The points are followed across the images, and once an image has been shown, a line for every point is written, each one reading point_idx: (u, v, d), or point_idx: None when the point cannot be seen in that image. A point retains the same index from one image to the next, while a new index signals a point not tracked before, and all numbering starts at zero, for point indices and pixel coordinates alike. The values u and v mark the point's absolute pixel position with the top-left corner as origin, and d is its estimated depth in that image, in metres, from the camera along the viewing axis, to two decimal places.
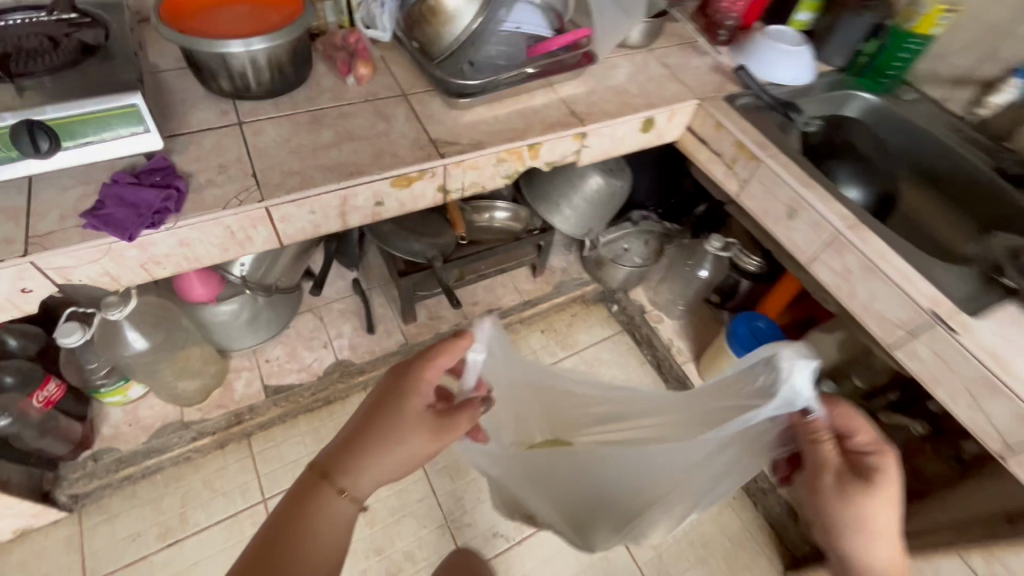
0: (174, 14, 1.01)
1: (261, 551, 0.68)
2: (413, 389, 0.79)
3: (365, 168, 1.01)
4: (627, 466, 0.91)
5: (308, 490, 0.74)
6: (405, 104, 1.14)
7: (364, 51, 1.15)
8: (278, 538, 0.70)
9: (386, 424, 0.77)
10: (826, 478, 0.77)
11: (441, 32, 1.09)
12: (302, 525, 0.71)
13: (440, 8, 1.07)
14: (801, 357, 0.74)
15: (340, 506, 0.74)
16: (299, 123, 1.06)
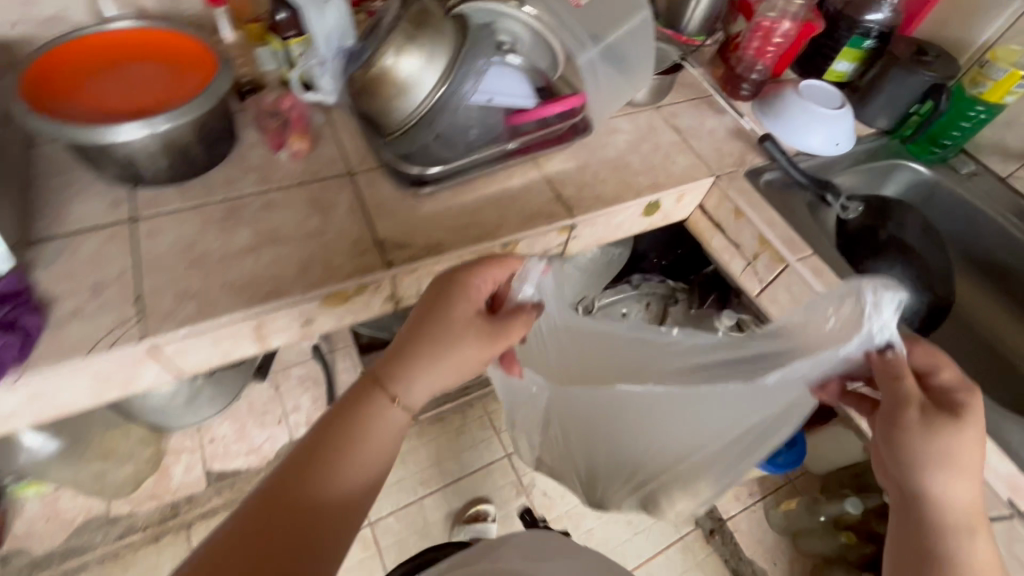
0: (46, 84, 0.79)
1: (294, 469, 0.58)
2: (464, 293, 0.68)
3: (286, 285, 0.79)
4: (668, 414, 0.80)
5: (355, 399, 0.64)
6: (349, 188, 0.92)
7: (301, 120, 0.93)
8: (310, 454, 0.59)
9: (434, 331, 0.66)
10: (909, 414, 0.63)
11: (391, 104, 0.85)
12: (340, 445, 0.60)
13: (388, 77, 0.82)
14: (885, 291, 0.66)
15: (386, 420, 0.63)
16: (209, 219, 0.84)
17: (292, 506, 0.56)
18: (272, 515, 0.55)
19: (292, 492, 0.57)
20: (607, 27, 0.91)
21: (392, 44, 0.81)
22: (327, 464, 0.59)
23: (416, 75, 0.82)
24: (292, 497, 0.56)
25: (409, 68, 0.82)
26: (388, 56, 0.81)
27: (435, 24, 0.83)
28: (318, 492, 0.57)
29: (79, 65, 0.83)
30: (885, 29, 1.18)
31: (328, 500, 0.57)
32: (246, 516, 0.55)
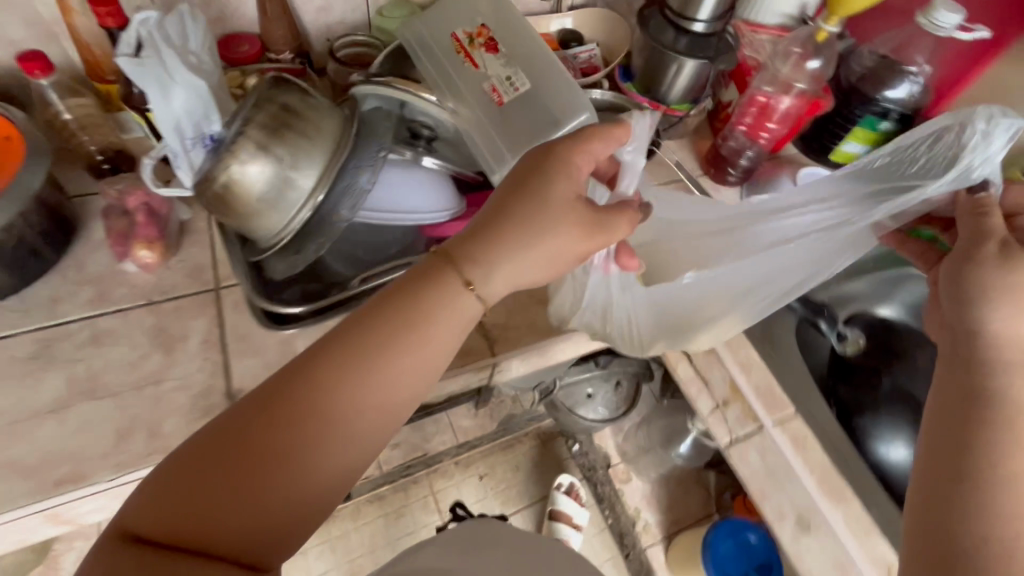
0: None
1: (318, 364, 0.44)
2: (564, 170, 0.52)
3: (89, 468, 0.61)
4: (713, 285, 0.69)
5: (423, 278, 0.50)
6: (209, 311, 0.73)
7: (151, 222, 0.73)
8: (346, 346, 0.45)
9: (526, 211, 0.51)
10: (985, 247, 0.48)
11: (246, 222, 0.66)
12: (389, 338, 0.46)
13: (238, 193, 0.62)
14: (1001, 119, 0.51)
15: (458, 306, 0.49)
16: (12, 359, 0.66)
17: (314, 409, 0.43)
18: (291, 414, 0.42)
19: (320, 391, 0.43)
20: (532, 131, 0.65)
21: (235, 145, 0.61)
22: (368, 363, 0.45)
23: (270, 185, 0.63)
24: (313, 400, 0.43)
25: (259, 178, 0.62)
26: (227, 162, 0.61)
27: (300, 118, 0.63)
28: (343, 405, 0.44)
29: None
30: (907, 111, 0.97)
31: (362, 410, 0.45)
32: (257, 406, 0.42)
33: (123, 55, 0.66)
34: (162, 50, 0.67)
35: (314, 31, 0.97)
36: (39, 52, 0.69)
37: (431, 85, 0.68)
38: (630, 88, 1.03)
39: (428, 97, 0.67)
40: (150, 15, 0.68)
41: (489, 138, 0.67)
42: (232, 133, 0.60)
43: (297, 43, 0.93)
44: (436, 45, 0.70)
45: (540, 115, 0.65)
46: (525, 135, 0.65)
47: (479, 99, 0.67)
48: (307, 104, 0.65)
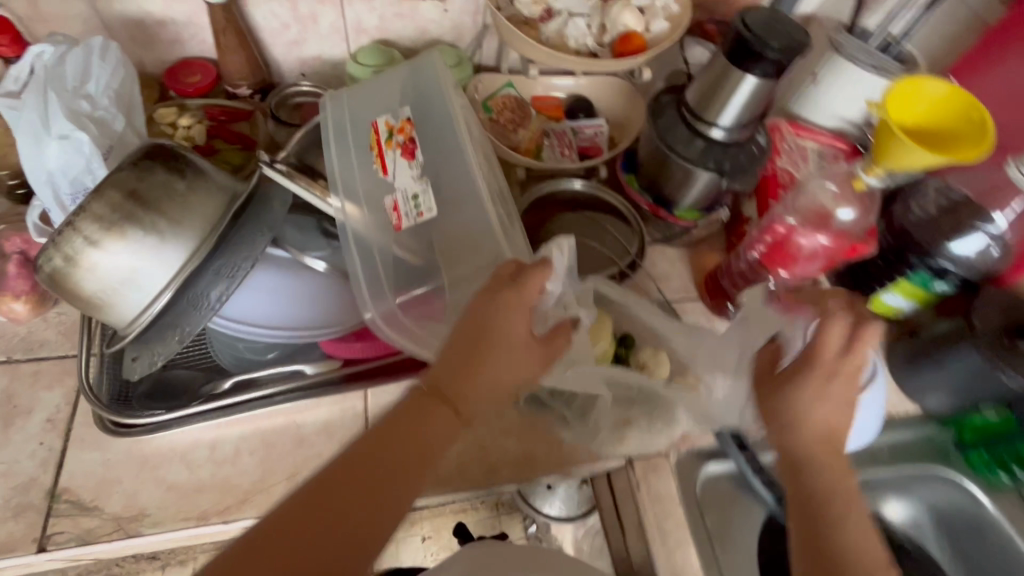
0: None
1: (349, 475, 0.43)
2: (515, 306, 0.47)
3: None
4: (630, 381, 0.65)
5: (407, 407, 0.46)
6: (65, 384, 0.65)
7: (25, 272, 0.65)
8: (373, 457, 0.44)
9: (496, 334, 0.46)
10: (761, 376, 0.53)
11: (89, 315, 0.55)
12: (420, 446, 0.45)
13: (68, 286, 0.51)
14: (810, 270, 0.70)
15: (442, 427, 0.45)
16: None
17: (347, 520, 0.41)
18: (323, 531, 0.40)
19: (346, 507, 0.41)
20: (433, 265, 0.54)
21: (65, 236, 0.50)
22: (399, 471, 0.44)
23: (105, 286, 0.51)
24: (350, 504, 0.41)
25: (92, 276, 0.51)
26: (52, 253, 0.50)
27: (154, 210, 0.52)
28: (369, 508, 0.42)
29: None
30: (973, 273, 0.75)
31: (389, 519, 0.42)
32: (285, 525, 0.40)
33: (6, 93, 0.60)
34: (43, 92, 0.58)
35: (287, 65, 0.87)
36: None
37: (329, 185, 0.55)
38: (631, 181, 0.85)
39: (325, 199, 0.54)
40: (47, 49, 0.61)
41: (374, 264, 0.54)
42: (64, 220, 0.50)
43: (259, 78, 0.83)
44: (354, 134, 0.58)
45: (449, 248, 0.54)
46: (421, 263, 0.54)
47: (377, 218, 0.54)
48: (173, 190, 0.53)
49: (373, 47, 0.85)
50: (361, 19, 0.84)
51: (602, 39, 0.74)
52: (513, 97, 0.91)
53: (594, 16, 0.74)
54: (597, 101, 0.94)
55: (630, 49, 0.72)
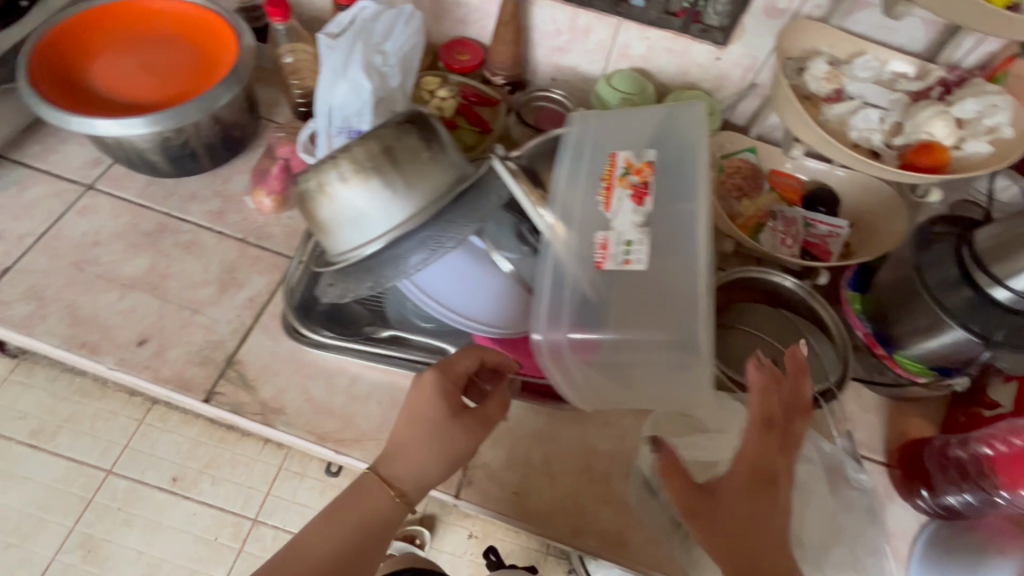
0: (86, 29, 0.76)
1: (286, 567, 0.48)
2: (442, 393, 0.53)
3: (107, 347, 0.68)
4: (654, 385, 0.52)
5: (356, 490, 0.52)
6: (273, 275, 0.76)
7: (281, 174, 0.77)
8: (333, 525, 0.51)
9: (425, 415, 0.53)
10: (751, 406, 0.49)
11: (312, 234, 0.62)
12: (359, 540, 0.50)
13: (310, 208, 0.59)
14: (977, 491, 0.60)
15: (384, 528, 0.52)
16: (135, 227, 0.77)
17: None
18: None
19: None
20: (611, 309, 0.50)
21: (326, 166, 0.57)
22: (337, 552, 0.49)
23: (337, 217, 0.58)
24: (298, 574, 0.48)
25: (329, 206, 0.57)
26: (314, 175, 0.57)
27: (397, 170, 0.56)
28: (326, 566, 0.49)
29: (133, 22, 0.78)
30: None
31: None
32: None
33: (326, 33, 0.70)
34: (354, 41, 0.68)
35: (544, 66, 0.91)
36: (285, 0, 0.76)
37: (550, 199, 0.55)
38: (852, 301, 0.74)
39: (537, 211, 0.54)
40: (370, 6, 0.70)
41: (561, 289, 0.52)
42: (332, 155, 0.57)
43: (516, 72, 0.88)
44: (591, 157, 0.57)
45: (636, 300, 0.50)
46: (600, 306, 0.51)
47: (582, 248, 0.52)
48: (418, 157, 0.58)
49: (630, 74, 0.85)
50: (630, 45, 0.84)
51: (892, 140, 0.64)
52: (750, 164, 0.83)
53: (893, 112, 0.64)
54: (846, 197, 0.82)
55: (925, 162, 0.62)
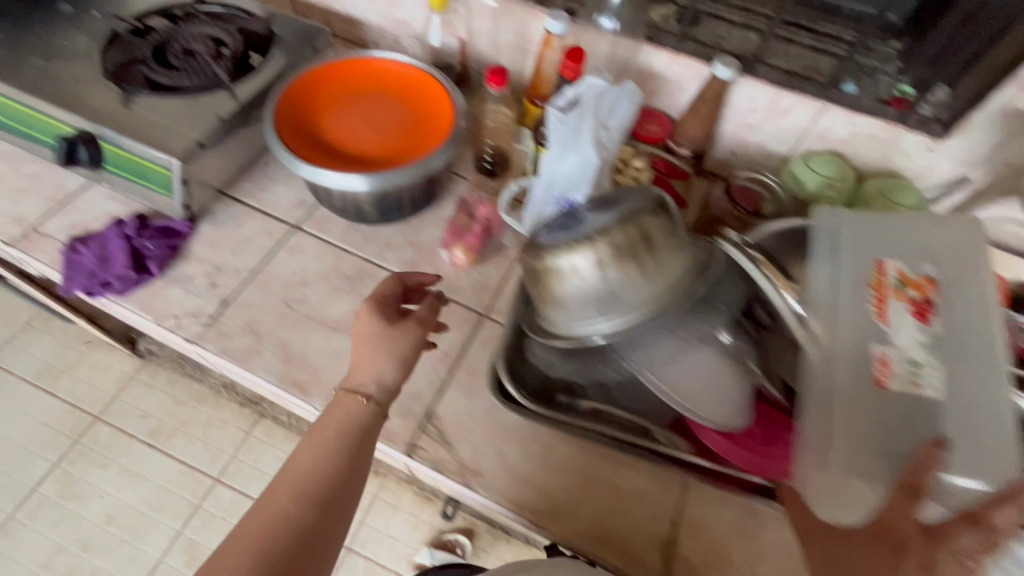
0: (317, 85, 0.82)
1: (262, 505, 0.49)
2: (375, 298, 0.63)
3: (317, 388, 0.71)
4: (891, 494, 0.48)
5: (321, 419, 0.56)
6: (465, 330, 0.78)
7: (480, 232, 0.80)
8: (302, 455, 0.53)
9: (367, 327, 0.60)
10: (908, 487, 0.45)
11: (542, 306, 0.63)
12: (332, 455, 0.53)
13: (554, 284, 0.59)
14: None
15: (367, 431, 0.56)
16: (338, 270, 0.81)
17: (287, 510, 0.48)
18: (270, 529, 0.47)
19: (280, 501, 0.49)
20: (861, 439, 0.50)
21: (580, 246, 0.57)
22: (312, 470, 0.51)
23: (581, 296, 0.58)
24: (276, 504, 0.49)
25: (574, 284, 0.58)
26: (563, 253, 0.58)
27: (652, 256, 0.57)
28: (307, 486, 0.50)
29: (355, 76, 0.84)
30: None
31: (322, 504, 0.50)
32: (232, 552, 0.45)
33: (553, 106, 0.71)
34: (584, 116, 0.70)
35: (727, 139, 0.92)
36: (504, 68, 0.79)
37: (809, 294, 0.57)
38: None
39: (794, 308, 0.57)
40: (597, 82, 0.72)
41: (830, 392, 0.52)
42: (587, 236, 0.57)
43: (702, 145, 0.89)
44: (852, 259, 0.57)
45: (898, 430, 0.50)
46: (871, 425, 0.50)
47: (856, 354, 0.53)
48: (669, 242, 0.57)
49: (829, 157, 0.83)
50: (830, 128, 0.83)
51: None
52: None
53: None
54: None
55: None
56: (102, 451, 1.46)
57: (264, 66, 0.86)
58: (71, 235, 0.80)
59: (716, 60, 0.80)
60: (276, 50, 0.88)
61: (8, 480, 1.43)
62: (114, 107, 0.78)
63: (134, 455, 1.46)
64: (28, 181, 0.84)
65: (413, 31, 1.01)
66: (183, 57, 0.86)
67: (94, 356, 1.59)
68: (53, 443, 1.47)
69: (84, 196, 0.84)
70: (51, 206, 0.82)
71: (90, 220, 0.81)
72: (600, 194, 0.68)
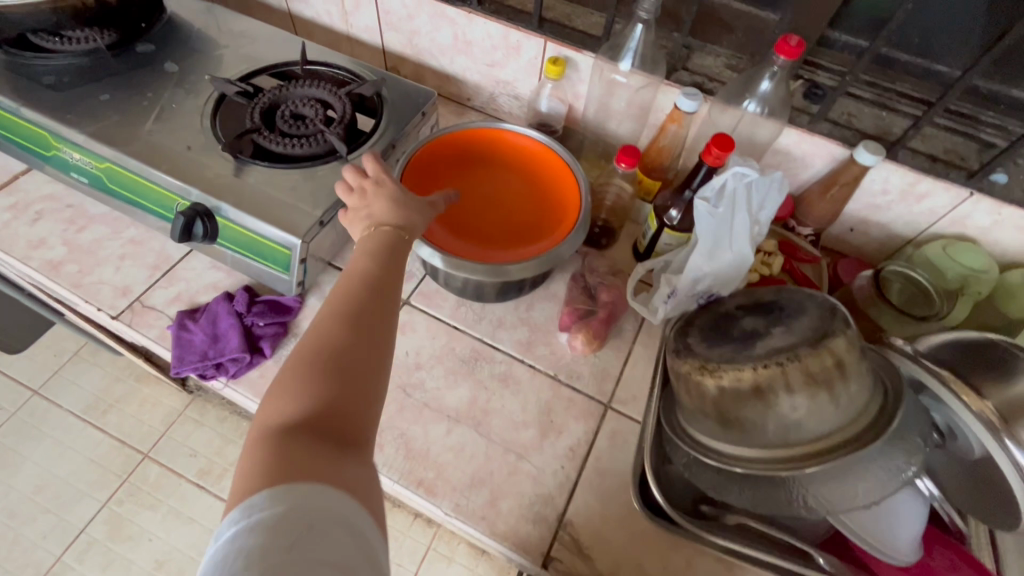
0: (440, 158, 0.80)
1: (338, 296, 0.53)
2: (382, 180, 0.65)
3: (443, 488, 0.67)
4: None
5: (367, 239, 0.60)
6: (589, 422, 0.73)
7: (604, 319, 0.77)
8: (359, 259, 0.57)
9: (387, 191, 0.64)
10: None
11: (710, 425, 0.58)
12: (390, 262, 0.58)
13: (735, 410, 0.55)
14: None
15: (399, 240, 0.61)
16: (453, 351, 0.78)
17: (349, 297, 0.53)
18: (341, 310, 0.52)
19: (339, 291, 0.53)
20: None
21: (773, 375, 0.53)
22: (376, 272, 0.56)
23: (774, 429, 0.53)
24: (351, 291, 0.54)
25: (761, 412, 0.53)
26: (743, 372, 0.54)
27: (846, 385, 0.52)
28: (379, 284, 0.55)
29: (471, 151, 0.82)
30: None
31: (375, 288, 0.54)
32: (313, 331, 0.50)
33: (701, 197, 0.67)
34: (736, 211, 0.67)
35: (848, 215, 0.88)
36: (636, 148, 0.76)
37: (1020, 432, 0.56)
38: None
39: (1005, 443, 0.56)
40: (747, 172, 0.66)
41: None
42: (776, 359, 0.53)
43: (824, 226, 0.86)
44: None
45: None
46: None
47: None
48: (859, 370, 0.54)
49: (969, 245, 0.79)
50: (970, 216, 0.79)
51: None
52: None
53: None
54: None
55: None
56: (150, 492, 1.40)
57: (376, 134, 0.83)
58: (178, 309, 0.77)
59: (860, 144, 0.75)
60: (386, 118, 0.86)
61: (55, 520, 1.37)
62: (228, 179, 0.75)
63: (183, 496, 1.40)
64: (129, 247, 0.81)
65: (513, 91, 0.99)
66: (290, 121, 0.83)
67: (141, 390, 1.53)
68: (100, 481, 1.41)
69: (186, 264, 0.80)
70: (154, 275, 0.79)
71: (194, 291, 0.78)
72: (754, 295, 0.64)
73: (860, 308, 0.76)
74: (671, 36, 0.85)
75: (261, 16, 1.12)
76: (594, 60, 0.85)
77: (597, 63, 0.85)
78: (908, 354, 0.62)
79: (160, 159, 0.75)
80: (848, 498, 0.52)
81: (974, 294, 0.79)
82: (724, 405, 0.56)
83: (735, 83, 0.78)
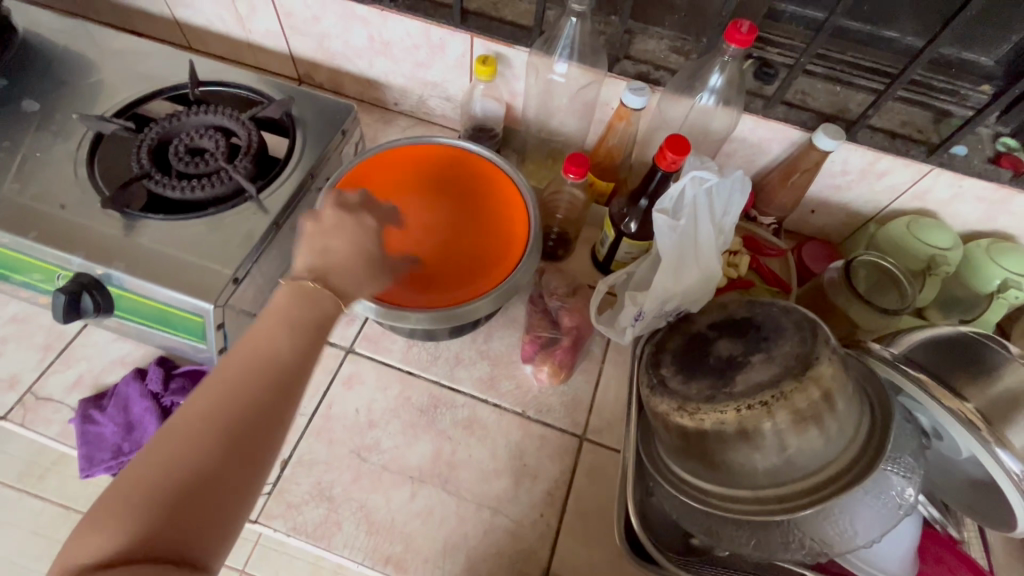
0: (362, 186, 0.70)
1: (225, 372, 0.43)
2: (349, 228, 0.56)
3: (413, 563, 0.61)
4: None
5: (292, 298, 0.48)
6: (565, 459, 0.68)
7: (568, 345, 0.71)
8: (268, 325, 0.46)
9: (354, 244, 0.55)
10: None
11: (694, 470, 0.53)
12: (304, 332, 0.47)
13: (721, 454, 0.50)
14: None
15: (327, 313, 0.50)
16: (409, 400, 0.70)
17: (237, 381, 0.43)
18: (219, 399, 0.41)
19: (230, 372, 0.43)
20: None
21: (757, 415, 0.48)
22: (281, 345, 0.46)
23: (762, 470, 0.49)
24: (243, 368, 0.43)
25: (748, 454, 0.49)
26: (727, 414, 0.49)
27: (832, 414, 0.49)
28: (279, 359, 0.45)
29: (402, 172, 0.74)
30: None
31: (279, 370, 0.45)
32: (180, 416, 0.40)
33: (660, 209, 0.62)
34: (696, 219, 0.63)
35: (809, 198, 0.83)
36: (585, 157, 0.69)
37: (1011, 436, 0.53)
38: None
39: (997, 452, 0.51)
40: (706, 176, 0.61)
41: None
42: (761, 398, 0.48)
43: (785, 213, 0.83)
44: None
45: None
46: None
47: None
48: (847, 392, 0.50)
49: (934, 223, 0.76)
50: (931, 190, 0.76)
51: None
52: None
53: None
54: None
55: None
56: None
57: (290, 162, 0.73)
58: (81, 395, 0.66)
59: (818, 128, 0.70)
60: (300, 142, 0.75)
61: None
62: (115, 239, 0.64)
63: None
64: (12, 327, 0.69)
65: (444, 92, 0.89)
66: (185, 158, 0.70)
67: None
68: None
69: (85, 339, 0.69)
70: (47, 356, 0.68)
71: (98, 371, 0.68)
72: (725, 309, 0.58)
73: (829, 299, 0.73)
74: (610, 22, 0.76)
75: (143, 26, 0.97)
76: (528, 55, 0.77)
77: (532, 59, 0.77)
78: (886, 360, 0.58)
79: (28, 224, 0.63)
80: (834, 529, 0.49)
81: (943, 272, 0.75)
82: (710, 451, 0.51)
83: (683, 71, 0.72)
